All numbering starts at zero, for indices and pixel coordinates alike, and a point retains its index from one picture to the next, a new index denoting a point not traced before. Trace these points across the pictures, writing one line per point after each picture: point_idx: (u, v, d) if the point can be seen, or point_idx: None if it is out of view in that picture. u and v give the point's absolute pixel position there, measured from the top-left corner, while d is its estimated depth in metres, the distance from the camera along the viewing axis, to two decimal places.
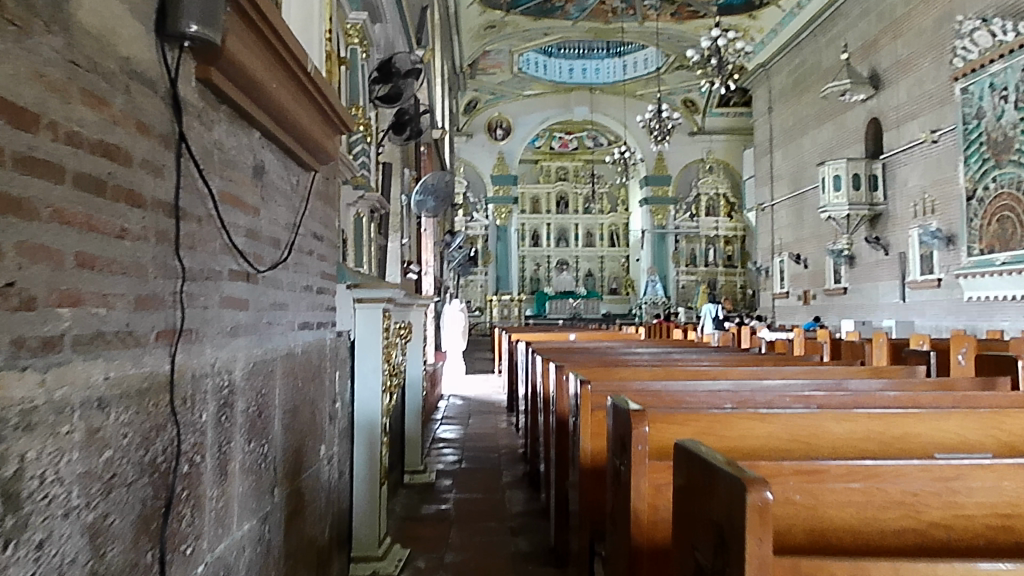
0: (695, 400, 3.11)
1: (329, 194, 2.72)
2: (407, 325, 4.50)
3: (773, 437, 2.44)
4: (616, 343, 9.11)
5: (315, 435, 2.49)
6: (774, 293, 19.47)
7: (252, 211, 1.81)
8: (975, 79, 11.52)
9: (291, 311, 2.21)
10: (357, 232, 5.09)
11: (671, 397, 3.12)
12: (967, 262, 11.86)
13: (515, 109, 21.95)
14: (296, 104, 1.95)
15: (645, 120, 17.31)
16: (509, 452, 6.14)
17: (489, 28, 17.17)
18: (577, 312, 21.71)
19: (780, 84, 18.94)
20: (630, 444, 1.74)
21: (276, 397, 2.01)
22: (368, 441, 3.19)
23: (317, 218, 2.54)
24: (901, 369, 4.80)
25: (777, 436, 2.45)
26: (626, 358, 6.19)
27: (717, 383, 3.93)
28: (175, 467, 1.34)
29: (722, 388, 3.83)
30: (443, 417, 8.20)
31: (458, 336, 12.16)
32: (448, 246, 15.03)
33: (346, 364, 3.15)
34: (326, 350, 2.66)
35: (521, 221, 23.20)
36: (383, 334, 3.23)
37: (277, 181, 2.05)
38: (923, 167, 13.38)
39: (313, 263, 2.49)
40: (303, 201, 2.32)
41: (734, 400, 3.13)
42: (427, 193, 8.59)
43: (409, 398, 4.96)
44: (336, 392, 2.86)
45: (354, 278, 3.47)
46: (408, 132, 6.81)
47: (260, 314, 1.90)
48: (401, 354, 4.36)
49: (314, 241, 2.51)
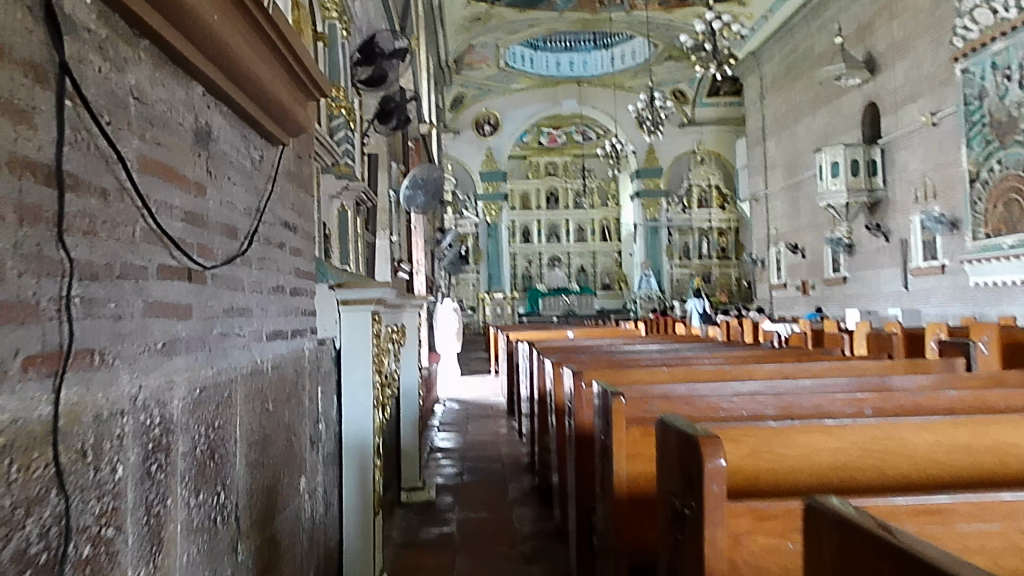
0: (734, 408, 2.70)
1: (301, 175, 2.28)
2: (399, 328, 4.07)
3: (841, 452, 2.04)
4: (615, 339, 8.72)
5: (292, 468, 2.06)
6: (771, 285, 19.14)
7: (194, 190, 1.38)
8: (976, 59, 11.20)
9: (256, 318, 1.77)
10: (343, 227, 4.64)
11: (707, 405, 2.70)
12: (973, 247, 11.51)
13: (503, 104, 21.57)
14: (254, 55, 1.52)
15: (637, 110, 16.89)
16: (513, 462, 5.71)
17: (475, 20, 16.75)
18: (571, 308, 21.15)
19: (772, 71, 18.58)
20: (703, 485, 1.34)
21: (237, 427, 1.58)
22: (359, 466, 2.76)
23: (288, 204, 2.10)
24: (937, 363, 4.40)
25: (845, 451, 2.04)
26: (638, 358, 5.75)
27: (748, 384, 3.52)
28: (65, 554, 0.90)
29: (753, 391, 3.42)
30: (439, 423, 7.78)
31: (452, 337, 11.71)
32: (439, 243, 14.58)
33: (331, 378, 2.72)
34: (304, 363, 2.22)
35: (511, 218, 22.67)
36: (373, 340, 2.80)
37: (231, 153, 1.62)
38: (924, 151, 13.05)
39: (284, 258, 2.06)
40: (267, 181, 1.89)
41: (779, 405, 2.72)
42: (417, 187, 8.17)
43: (404, 409, 4.53)
44: (319, 410, 2.43)
45: (338, 277, 3.02)
46: (395, 121, 6.39)
47: (211, 324, 1.46)
48: (393, 361, 3.94)
49: (285, 232, 2.07)
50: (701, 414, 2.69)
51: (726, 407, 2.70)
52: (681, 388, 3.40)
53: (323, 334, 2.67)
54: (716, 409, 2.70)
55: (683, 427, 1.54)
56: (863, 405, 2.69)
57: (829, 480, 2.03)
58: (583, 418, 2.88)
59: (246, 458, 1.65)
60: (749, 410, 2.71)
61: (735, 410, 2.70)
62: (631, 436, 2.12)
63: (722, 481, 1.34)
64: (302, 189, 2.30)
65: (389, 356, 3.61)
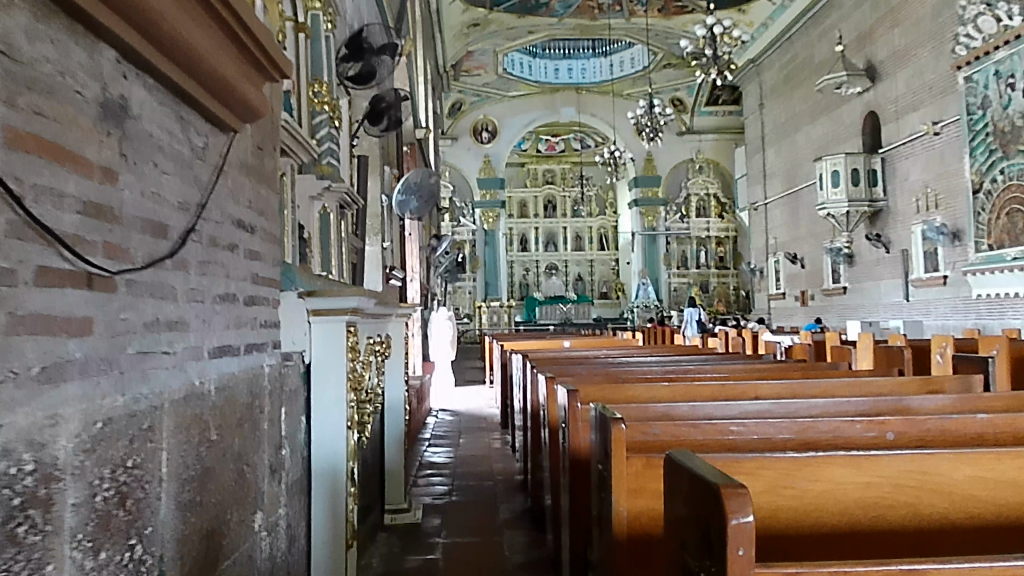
0: (744, 431, 2.44)
1: (262, 170, 2.02)
2: (382, 340, 3.81)
3: (872, 486, 1.78)
4: (613, 350, 8.49)
5: (244, 503, 1.80)
6: (769, 294, 18.92)
7: (99, 177, 1.14)
8: (978, 67, 11.00)
9: (194, 332, 1.52)
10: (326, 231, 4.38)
11: (715, 426, 2.44)
12: (976, 258, 11.29)
13: (500, 111, 21.35)
14: (187, 21, 1.28)
15: (636, 117, 16.69)
16: (505, 480, 5.42)
17: (473, 27, 16.54)
18: (567, 317, 20.96)
19: (771, 80, 18.43)
20: (728, 548, 1.08)
21: (162, 463, 1.32)
22: (330, 493, 2.50)
23: (242, 200, 1.85)
24: (952, 381, 4.15)
25: (876, 486, 1.78)
26: (638, 371, 5.49)
27: (758, 403, 3.26)
28: None
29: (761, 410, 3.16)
30: (431, 437, 7.51)
31: (446, 346, 11.41)
32: (435, 250, 14.34)
33: (300, 397, 2.46)
34: (263, 382, 1.97)
35: (508, 225, 22.40)
36: (347, 354, 2.55)
37: (159, 135, 1.37)
38: (926, 160, 12.83)
39: (237, 263, 1.80)
40: (213, 171, 1.64)
41: (792, 429, 2.46)
42: (410, 192, 7.92)
43: (389, 425, 4.26)
44: (283, 432, 2.17)
45: (310, 284, 2.74)
46: (386, 121, 6.17)
47: (125, 342, 1.21)
48: (376, 375, 3.68)
49: (239, 233, 1.82)
50: (709, 437, 2.43)
51: (736, 431, 2.44)
52: (685, 407, 3.15)
53: (289, 349, 2.41)
54: (724, 432, 2.45)
55: (696, 466, 1.28)
56: (884, 428, 2.44)
57: (854, 519, 1.78)
58: (579, 441, 2.60)
59: (177, 497, 1.38)
60: (760, 432, 2.45)
61: (745, 433, 2.44)
62: (631, 468, 1.86)
63: (752, 543, 1.07)
64: (263, 185, 2.05)
65: (370, 370, 3.35)
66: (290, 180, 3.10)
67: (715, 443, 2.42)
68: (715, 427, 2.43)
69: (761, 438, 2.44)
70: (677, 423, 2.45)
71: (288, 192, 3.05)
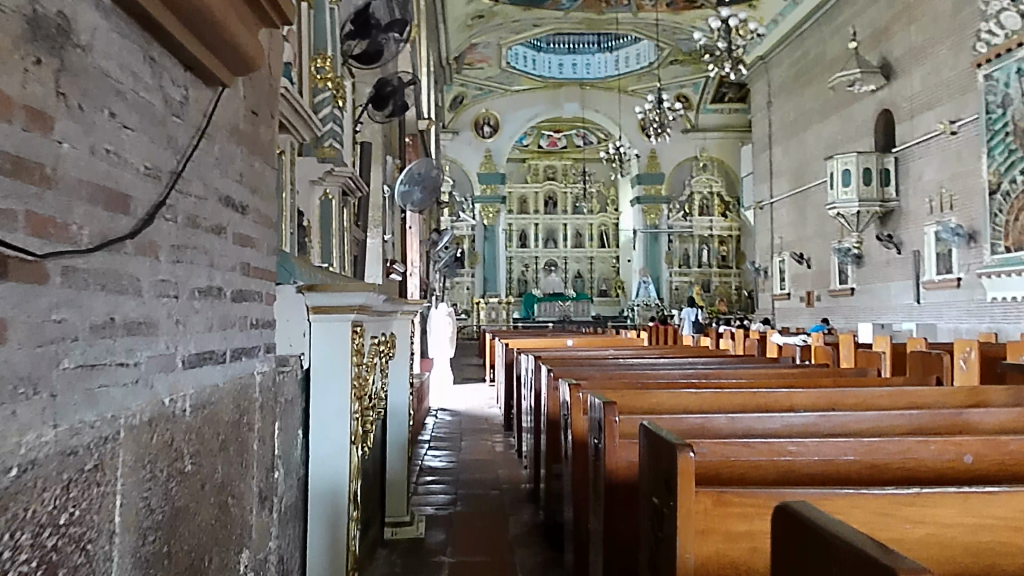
0: (803, 451, 2.15)
1: (258, 140, 1.70)
2: (387, 340, 3.49)
3: (983, 528, 1.57)
4: (620, 350, 8.15)
5: (229, 544, 1.48)
6: (773, 295, 18.62)
7: (15, 114, 0.84)
8: (1000, 64, 10.68)
9: (164, 337, 1.21)
10: (327, 220, 4.04)
11: (770, 445, 2.14)
12: (992, 260, 10.97)
13: (503, 105, 21.02)
14: None
15: (644, 111, 16.31)
16: (512, 490, 5.10)
17: (478, 18, 16.17)
18: (567, 314, 20.66)
19: (780, 77, 18.11)
20: None
21: (113, 514, 1.00)
22: (330, 518, 2.19)
23: (232, 172, 1.54)
24: (1001, 392, 3.83)
25: (989, 528, 1.57)
26: (656, 374, 5.17)
27: (802, 414, 2.92)
28: None
29: (805, 423, 2.85)
30: (431, 439, 7.19)
31: (446, 342, 11.08)
32: (435, 244, 14.02)
33: (298, 408, 2.15)
34: (256, 395, 1.66)
35: (508, 221, 22.03)
36: (353, 358, 2.24)
37: (115, 76, 1.07)
38: (940, 160, 12.51)
39: (225, 251, 1.49)
40: (193, 133, 1.35)
41: (858, 450, 2.17)
42: (413, 182, 7.58)
43: (392, 431, 3.95)
44: (277, 450, 1.86)
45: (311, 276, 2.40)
46: (392, 106, 5.83)
47: (45, 351, 0.89)
48: (379, 378, 3.36)
49: (227, 213, 1.51)
50: (764, 458, 2.13)
51: (793, 451, 2.15)
52: (722, 419, 2.85)
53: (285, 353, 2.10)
54: (780, 451, 2.15)
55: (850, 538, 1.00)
56: (961, 450, 2.19)
57: (959, 566, 1.56)
58: (615, 461, 2.26)
59: (136, 551, 1.06)
60: (820, 451, 2.16)
61: (804, 453, 2.15)
62: (699, 508, 1.55)
63: None
64: (259, 157, 1.73)
65: (374, 373, 3.04)
66: (288, 158, 2.79)
67: (769, 466, 2.13)
68: (769, 446, 2.13)
69: (821, 460, 2.14)
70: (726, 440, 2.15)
71: (287, 174, 2.73)
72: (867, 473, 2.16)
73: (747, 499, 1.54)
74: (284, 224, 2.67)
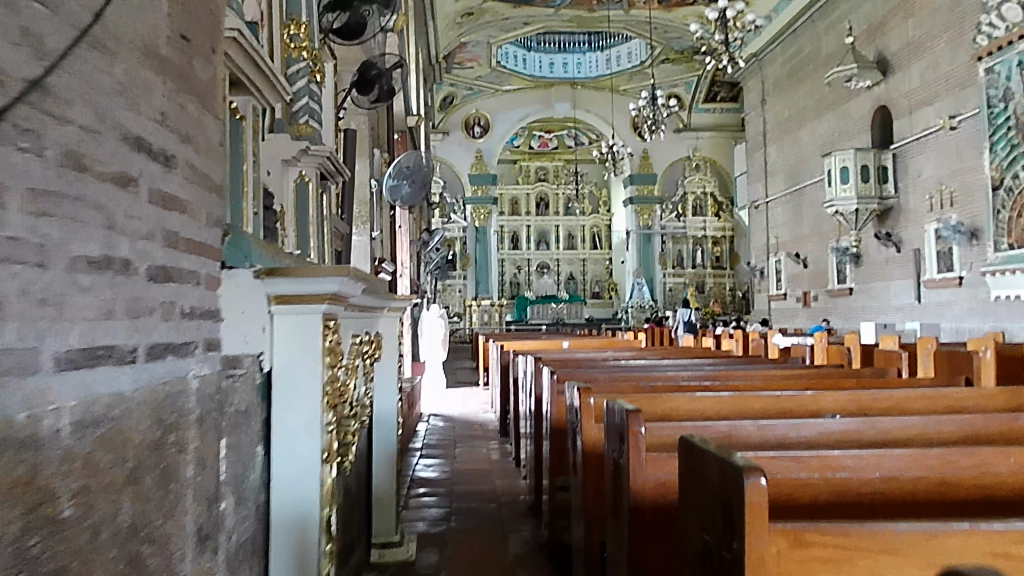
0: (861, 466, 1.86)
1: (183, 69, 1.55)
2: (372, 340, 3.12)
3: None
4: (618, 352, 7.81)
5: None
6: (769, 295, 18.32)
7: None
8: (1001, 58, 10.37)
9: (15, 315, 0.98)
10: (302, 206, 3.64)
11: (821, 459, 1.87)
12: (994, 258, 10.66)
13: (493, 105, 20.69)
14: None
15: (638, 108, 15.88)
16: (511, 502, 4.73)
17: (467, 15, 15.77)
18: (560, 316, 20.29)
19: (774, 75, 17.77)
20: None
21: None
22: (297, 552, 1.82)
23: (137, 110, 1.35)
24: None
25: None
26: (662, 376, 4.81)
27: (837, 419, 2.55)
28: None
29: (845, 429, 2.48)
30: (423, 446, 6.82)
31: (438, 345, 10.68)
32: (425, 245, 13.64)
33: (256, 419, 1.80)
34: (180, 409, 1.39)
35: (499, 223, 21.59)
36: (328, 353, 1.89)
37: None
38: (940, 156, 12.18)
39: (131, 210, 1.31)
40: (70, 34, 1.14)
41: (922, 464, 1.87)
42: (402, 177, 7.20)
43: (378, 442, 3.56)
44: (223, 475, 1.56)
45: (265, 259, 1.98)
46: (378, 91, 5.50)
47: None
48: (363, 384, 2.98)
49: (135, 156, 1.34)
50: (815, 474, 1.86)
51: (850, 465, 1.86)
52: (752, 426, 2.48)
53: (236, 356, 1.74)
54: (832, 464, 1.86)
55: None
56: None
57: None
58: (641, 481, 1.89)
59: None
60: (878, 465, 1.87)
61: (862, 468, 1.86)
62: (773, 551, 1.20)
63: None
64: (192, 98, 1.61)
65: (356, 377, 2.66)
66: (248, 126, 2.41)
67: (823, 487, 1.86)
68: (821, 460, 1.86)
69: (882, 475, 1.86)
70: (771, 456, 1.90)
71: (246, 144, 2.36)
72: (931, 491, 1.87)
73: (834, 538, 1.19)
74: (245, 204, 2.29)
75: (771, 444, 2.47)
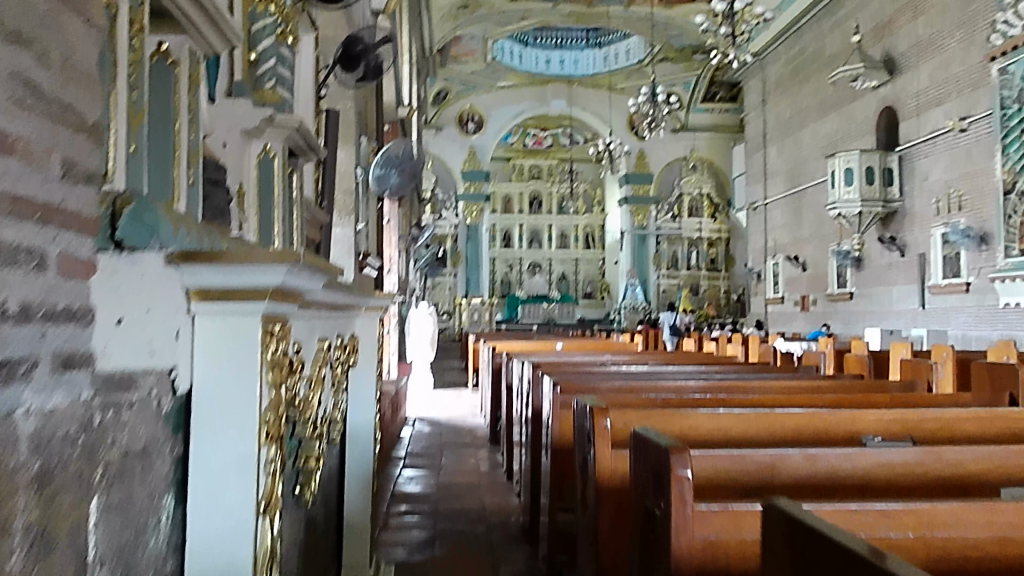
0: (966, 522, 1.43)
1: None
2: (345, 341, 2.66)
3: None
4: (614, 356, 7.38)
5: None
6: (767, 298, 17.93)
7: None
8: (1016, 57, 9.90)
9: None
10: (264, 181, 3.29)
11: (915, 513, 1.43)
12: (1003, 264, 10.29)
13: (487, 101, 20.21)
14: None
15: (638, 104, 15.37)
16: (501, 523, 4.26)
17: (463, 7, 15.25)
18: (551, 317, 19.85)
19: (776, 74, 17.31)
20: None
21: None
22: None
23: None
24: None
25: None
26: (671, 387, 4.33)
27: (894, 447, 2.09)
28: None
29: (906, 460, 2.01)
30: (407, 454, 6.37)
31: (426, 345, 10.19)
32: (415, 240, 13.17)
33: (161, 465, 1.43)
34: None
35: (491, 221, 21.09)
36: (272, 355, 1.54)
37: None
38: (949, 159, 11.76)
39: None
40: None
41: None
42: (390, 166, 6.71)
43: (353, 462, 3.08)
44: (92, 554, 1.23)
45: (189, 235, 1.67)
46: (363, 68, 5.03)
47: None
48: (332, 397, 2.52)
49: None
50: (908, 534, 1.42)
51: (952, 523, 1.43)
52: (797, 455, 1.98)
53: (143, 384, 1.40)
54: (930, 522, 1.42)
55: None
56: None
57: None
58: (686, 541, 1.45)
59: None
60: (985, 522, 1.43)
61: (967, 526, 1.42)
62: None
63: None
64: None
65: (321, 388, 2.20)
66: (183, 74, 2.14)
67: (917, 553, 1.42)
68: (915, 514, 1.43)
69: (993, 537, 1.42)
70: (850, 508, 1.46)
71: (181, 92, 2.11)
72: None
73: None
74: (169, 160, 2.03)
75: (820, 479, 1.98)
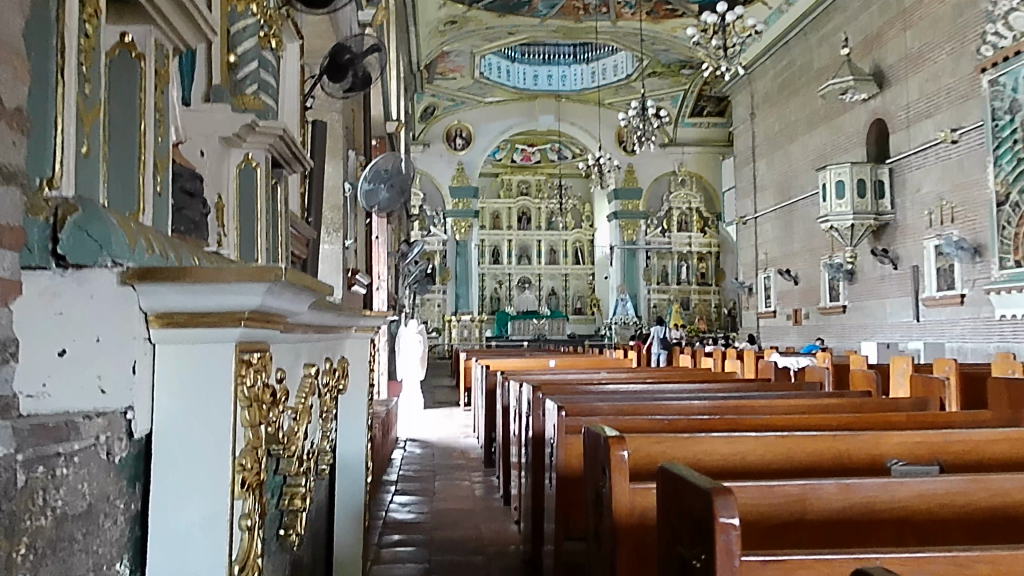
0: None
1: None
2: (333, 366, 2.44)
3: None
4: (609, 373, 7.16)
5: None
6: (758, 312, 17.81)
7: None
8: (1007, 69, 9.89)
9: None
10: (244, 194, 3.11)
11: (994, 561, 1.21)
12: (998, 276, 10.20)
13: (475, 117, 20.07)
14: None
15: (627, 118, 15.27)
16: (499, 554, 4.02)
17: (450, 23, 15.15)
18: (541, 333, 19.64)
19: (763, 89, 17.35)
20: None
21: None
22: None
23: None
24: None
25: None
26: (672, 409, 4.05)
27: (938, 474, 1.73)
28: None
29: (949, 488, 1.68)
30: (397, 479, 6.11)
31: (416, 364, 9.93)
32: (404, 256, 12.94)
33: (111, 531, 1.20)
34: None
35: (480, 236, 20.95)
36: (249, 388, 1.32)
37: None
38: (940, 171, 11.72)
39: None
40: None
41: None
42: (378, 180, 6.54)
43: (344, 497, 2.85)
44: None
45: (149, 250, 1.48)
46: (351, 78, 4.86)
47: None
48: (320, 427, 2.30)
49: None
50: None
51: None
52: (831, 484, 1.66)
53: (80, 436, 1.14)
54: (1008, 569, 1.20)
55: None
56: None
57: None
58: None
59: None
60: None
61: None
62: None
63: None
64: None
65: (308, 418, 1.97)
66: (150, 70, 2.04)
67: None
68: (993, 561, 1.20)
69: None
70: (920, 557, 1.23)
71: (144, 87, 1.99)
72: None
73: None
74: (136, 168, 1.91)
75: (856, 512, 1.66)
